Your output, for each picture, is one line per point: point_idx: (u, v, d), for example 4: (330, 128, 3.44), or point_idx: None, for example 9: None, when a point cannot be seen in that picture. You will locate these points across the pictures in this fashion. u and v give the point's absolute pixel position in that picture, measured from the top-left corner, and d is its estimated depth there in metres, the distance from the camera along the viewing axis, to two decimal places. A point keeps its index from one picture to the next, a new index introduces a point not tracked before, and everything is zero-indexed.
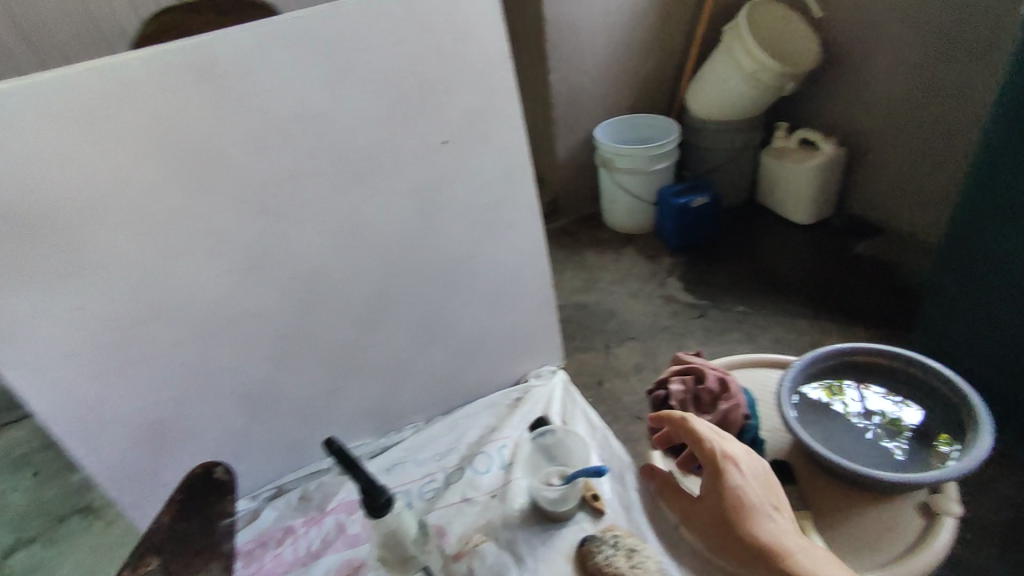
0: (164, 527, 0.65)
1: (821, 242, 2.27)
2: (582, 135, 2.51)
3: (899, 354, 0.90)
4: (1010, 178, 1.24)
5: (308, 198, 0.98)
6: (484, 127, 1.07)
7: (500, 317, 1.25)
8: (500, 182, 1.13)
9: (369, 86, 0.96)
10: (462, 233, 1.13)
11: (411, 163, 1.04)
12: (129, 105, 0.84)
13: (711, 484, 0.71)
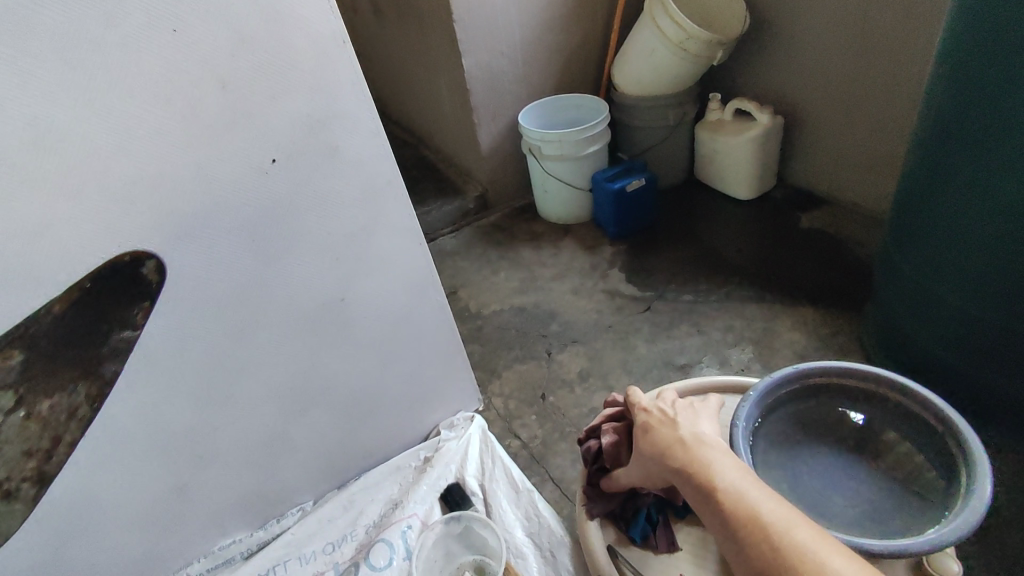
0: (53, 315, 0.71)
1: (764, 218, 2.16)
2: (506, 121, 2.31)
3: (872, 374, 0.77)
4: (963, 142, 1.10)
5: (69, 256, 0.69)
6: (325, 138, 0.81)
7: (390, 368, 1.09)
8: (366, 206, 0.90)
9: (142, 93, 0.66)
10: (322, 280, 0.92)
11: (229, 195, 0.77)
12: None
13: (635, 407, 0.78)
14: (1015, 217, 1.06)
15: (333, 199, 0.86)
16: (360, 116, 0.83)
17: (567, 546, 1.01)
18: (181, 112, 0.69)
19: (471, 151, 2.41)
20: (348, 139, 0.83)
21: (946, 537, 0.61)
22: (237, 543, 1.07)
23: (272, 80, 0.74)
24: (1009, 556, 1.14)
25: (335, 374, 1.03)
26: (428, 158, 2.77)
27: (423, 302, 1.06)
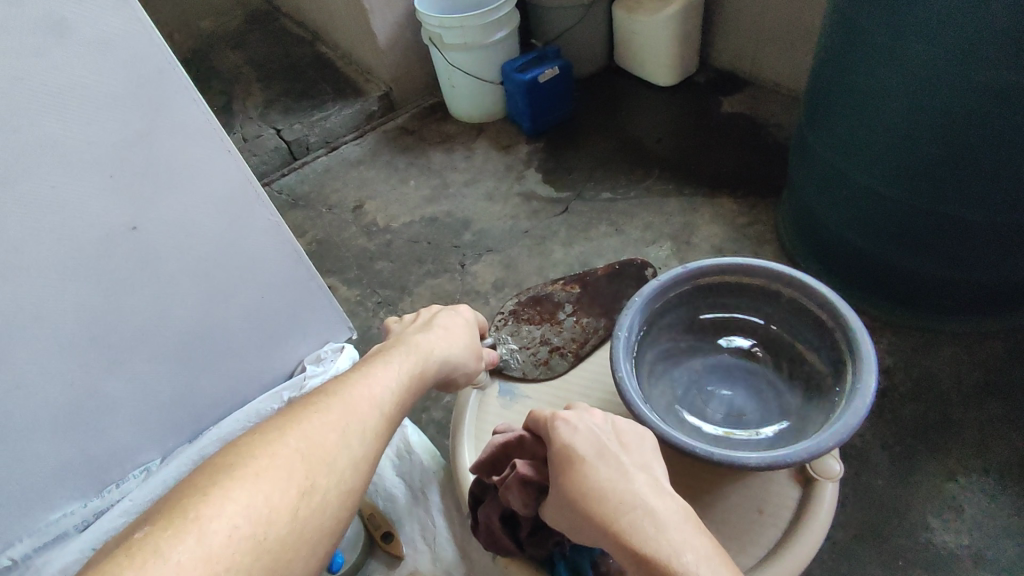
0: (601, 277, 1.08)
1: (684, 104, 2.04)
2: (402, 7, 2.04)
3: (765, 270, 0.70)
4: (876, 0, 0.98)
5: None
6: (31, 4, 0.49)
7: (228, 308, 0.79)
8: (134, 99, 0.58)
9: None
10: (86, 204, 0.59)
11: None
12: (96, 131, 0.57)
13: (556, 438, 0.54)
14: (926, 84, 0.97)
15: (72, 96, 0.54)
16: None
17: (439, 481, 0.89)
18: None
19: (368, 43, 2.13)
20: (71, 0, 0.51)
21: (821, 448, 0.56)
22: (69, 516, 0.76)
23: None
24: (902, 429, 1.18)
25: (149, 338, 0.73)
26: (323, 55, 2.47)
27: (260, 231, 0.76)
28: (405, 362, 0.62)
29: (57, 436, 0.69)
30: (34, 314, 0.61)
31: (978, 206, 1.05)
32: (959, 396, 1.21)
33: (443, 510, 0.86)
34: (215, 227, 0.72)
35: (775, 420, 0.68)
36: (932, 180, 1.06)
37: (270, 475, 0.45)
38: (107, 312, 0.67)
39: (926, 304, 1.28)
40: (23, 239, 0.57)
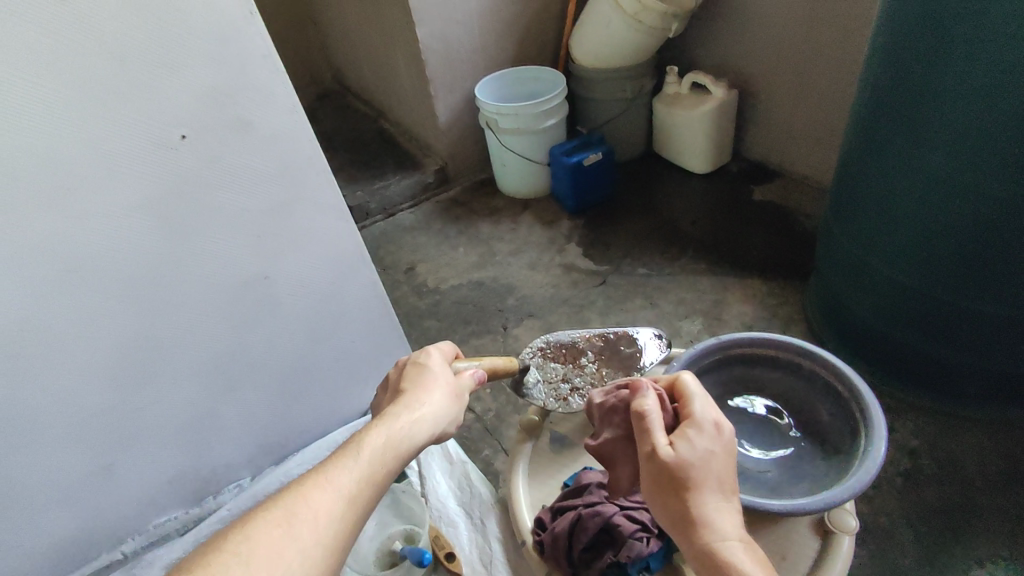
0: None
1: (718, 191, 2.18)
2: (464, 94, 2.27)
3: (786, 345, 0.81)
4: (892, 115, 1.12)
5: (91, 248, 0.69)
6: (231, 113, 0.73)
7: (325, 342, 1.01)
8: (286, 183, 0.82)
9: (36, 58, 0.59)
10: (246, 253, 0.83)
11: (141, 171, 0.69)
12: (252, 201, 0.80)
13: (698, 444, 0.57)
14: (926, 192, 1.12)
15: (244, 175, 0.77)
16: (273, 88, 0.75)
17: (496, 512, 0.97)
18: (70, 97, 0.62)
19: (429, 124, 2.37)
20: (259, 114, 0.75)
21: (838, 499, 0.65)
22: (172, 520, 0.96)
23: (170, 50, 0.66)
24: (929, 511, 1.21)
25: (262, 360, 0.94)
26: (386, 131, 2.72)
27: (352, 283, 0.98)
28: (375, 443, 0.59)
29: (188, 429, 0.90)
30: (191, 331, 0.83)
31: (989, 299, 1.15)
32: (986, 482, 1.24)
33: (499, 538, 0.93)
34: (316, 278, 0.93)
35: (799, 477, 0.75)
36: (949, 275, 1.17)
37: (306, 529, 0.50)
38: (243, 332, 0.89)
39: (950, 391, 1.34)
40: (205, 275, 0.80)
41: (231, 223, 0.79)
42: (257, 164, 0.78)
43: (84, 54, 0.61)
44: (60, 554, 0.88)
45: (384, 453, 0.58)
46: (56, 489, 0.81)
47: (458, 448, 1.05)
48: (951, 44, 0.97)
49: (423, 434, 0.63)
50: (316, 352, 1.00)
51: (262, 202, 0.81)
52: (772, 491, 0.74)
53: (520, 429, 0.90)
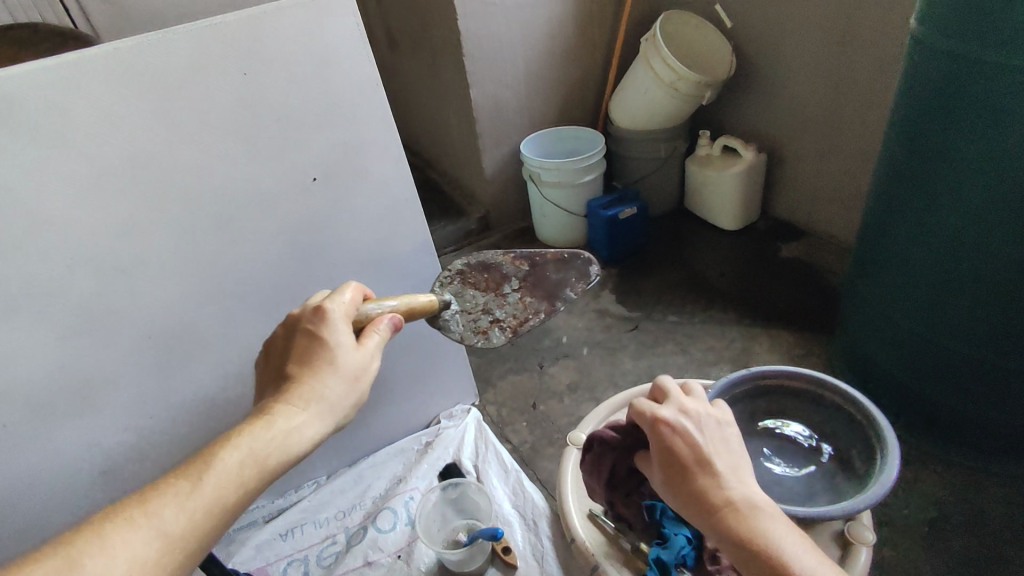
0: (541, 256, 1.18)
1: (748, 247, 2.30)
2: (510, 149, 2.46)
3: (813, 378, 0.91)
4: (911, 182, 1.24)
5: (238, 257, 0.94)
6: (354, 165, 0.97)
7: (402, 359, 1.13)
8: (386, 219, 1.04)
9: (231, 124, 0.84)
10: (348, 271, 1.05)
11: (283, 205, 0.93)
12: (360, 231, 1.03)
13: (662, 440, 0.65)
14: (941, 250, 1.22)
15: (357, 211, 1.01)
16: (387, 146, 0.98)
17: (548, 515, 1.04)
18: (247, 150, 0.87)
19: (476, 175, 2.56)
20: (375, 166, 0.98)
21: (856, 508, 0.73)
22: (261, 508, 1.09)
23: (318, 119, 0.90)
24: (952, 559, 1.25)
25: None
26: (433, 181, 2.93)
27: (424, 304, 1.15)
28: (236, 459, 0.63)
29: None
30: None
31: (1006, 353, 1.22)
32: (1010, 534, 1.28)
33: (551, 536, 1.01)
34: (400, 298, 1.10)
35: (822, 494, 0.84)
36: (966, 329, 1.25)
37: (92, 572, 0.51)
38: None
39: (974, 443, 1.40)
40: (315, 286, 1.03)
41: (337, 247, 1.02)
42: (366, 203, 1.01)
43: (259, 120, 0.86)
44: None
45: (242, 469, 0.63)
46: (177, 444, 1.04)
47: (513, 458, 1.13)
48: (961, 122, 1.10)
49: (299, 443, 0.68)
50: (395, 368, 1.13)
51: (364, 232, 1.03)
52: (795, 504, 0.82)
53: (566, 445, 0.93)
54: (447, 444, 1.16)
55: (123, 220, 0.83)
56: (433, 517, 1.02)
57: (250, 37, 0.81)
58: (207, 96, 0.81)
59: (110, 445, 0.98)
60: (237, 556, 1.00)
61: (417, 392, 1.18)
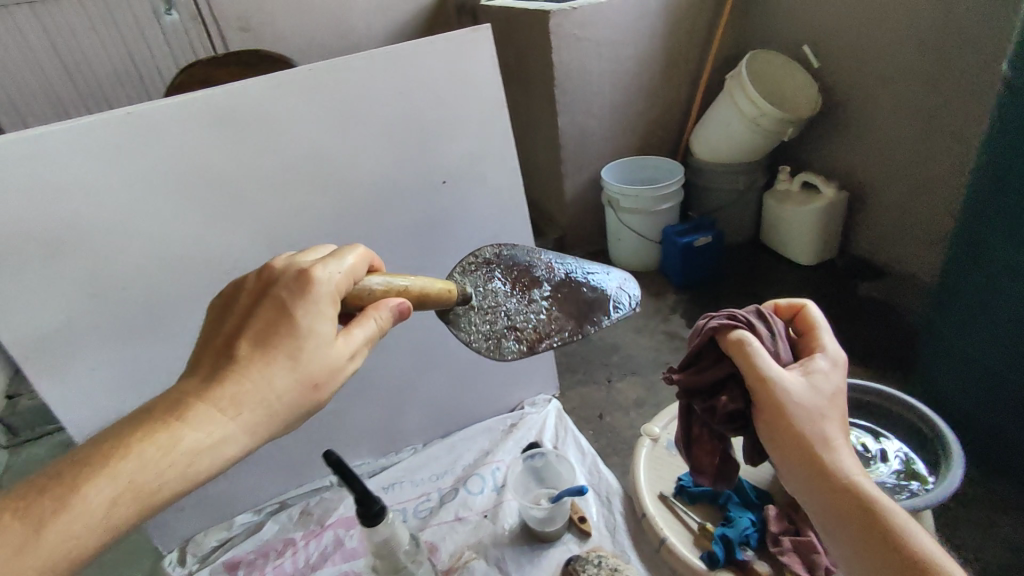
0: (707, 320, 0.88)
1: (824, 283, 2.31)
2: (591, 174, 2.58)
3: (879, 391, 0.99)
4: (995, 219, 1.26)
5: (377, 245, 1.06)
6: (477, 170, 1.10)
7: None
8: (500, 222, 1.15)
9: (382, 128, 0.99)
10: (461, 265, 1.14)
11: (415, 202, 1.06)
12: (478, 228, 1.13)
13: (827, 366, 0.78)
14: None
15: (477, 212, 1.12)
16: (504, 155, 1.11)
17: (621, 495, 1.11)
18: (393, 152, 1.02)
19: (556, 198, 2.69)
20: (494, 172, 1.11)
21: (924, 504, 0.81)
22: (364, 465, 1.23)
23: (451, 128, 1.05)
24: None
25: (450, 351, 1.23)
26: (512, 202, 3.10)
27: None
28: (132, 476, 0.56)
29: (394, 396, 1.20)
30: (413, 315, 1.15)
31: None
32: None
33: (624, 513, 1.07)
34: None
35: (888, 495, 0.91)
36: None
37: None
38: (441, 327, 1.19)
39: None
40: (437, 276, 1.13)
41: (453, 241, 1.12)
42: (483, 204, 1.13)
43: (407, 127, 1.01)
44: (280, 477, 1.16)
45: (138, 486, 0.56)
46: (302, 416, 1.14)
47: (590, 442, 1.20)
48: None
49: (218, 453, 0.61)
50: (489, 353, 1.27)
51: (486, 231, 1.15)
52: None
53: (640, 435, 1.02)
54: (531, 426, 1.26)
55: (289, 204, 0.97)
56: (517, 483, 1.11)
57: (404, 60, 0.98)
58: (370, 107, 0.97)
59: None
60: (342, 502, 1.10)
61: (505, 380, 1.31)
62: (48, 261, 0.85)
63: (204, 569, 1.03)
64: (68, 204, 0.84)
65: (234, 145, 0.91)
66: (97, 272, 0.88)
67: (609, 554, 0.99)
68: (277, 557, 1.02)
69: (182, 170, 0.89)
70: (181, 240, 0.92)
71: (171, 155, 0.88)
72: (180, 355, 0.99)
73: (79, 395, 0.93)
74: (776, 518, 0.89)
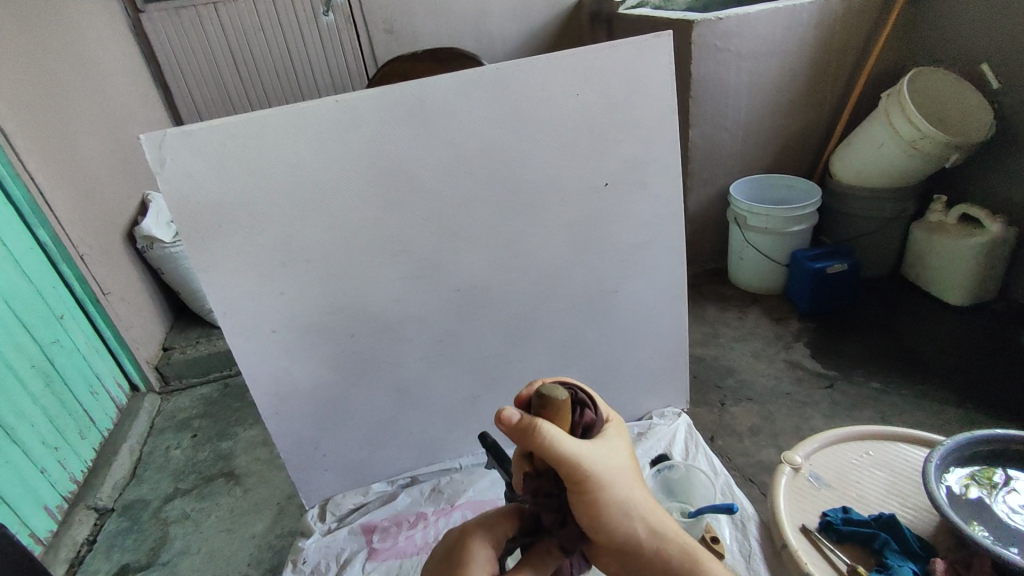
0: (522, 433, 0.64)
1: (979, 327, 2.08)
2: (719, 189, 2.49)
3: None
4: None
5: (529, 241, 1.09)
6: (640, 175, 1.09)
7: (632, 353, 1.25)
8: (653, 231, 1.14)
9: (552, 130, 1.02)
10: (609, 267, 1.15)
11: (575, 201, 1.08)
12: (630, 231, 1.13)
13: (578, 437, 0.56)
14: None
15: (632, 217, 1.12)
16: (669, 163, 1.10)
17: (756, 520, 1.04)
18: (556, 152, 1.04)
19: None
20: (655, 179, 1.10)
21: None
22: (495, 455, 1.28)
23: (619, 133, 1.05)
24: None
25: (589, 352, 1.21)
26: None
27: (667, 309, 1.23)
28: None
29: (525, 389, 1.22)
30: (551, 313, 1.15)
31: None
32: None
33: (759, 537, 1.01)
34: (643, 300, 1.20)
35: None
36: None
37: None
38: (579, 328, 1.19)
39: None
40: (580, 276, 1.14)
41: (600, 242, 1.12)
42: (640, 209, 1.12)
43: (578, 130, 1.03)
44: (407, 452, 1.22)
45: None
46: (439, 400, 1.18)
47: (721, 460, 1.17)
48: None
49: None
50: (624, 361, 1.25)
51: (638, 236, 1.14)
52: None
53: (781, 461, 0.98)
54: (659, 436, 1.25)
55: (459, 194, 1.02)
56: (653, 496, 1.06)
57: (584, 64, 1.00)
58: (545, 109, 1.01)
59: (399, 386, 1.15)
60: (471, 487, 1.18)
61: (636, 389, 1.29)
62: (250, 227, 0.96)
63: (342, 528, 1.14)
64: (277, 180, 0.94)
65: (420, 138, 0.97)
66: (288, 242, 0.98)
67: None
68: (410, 528, 1.11)
69: (370, 156, 0.96)
70: (356, 220, 0.99)
71: (365, 142, 0.95)
72: (339, 327, 1.06)
73: (249, 352, 1.03)
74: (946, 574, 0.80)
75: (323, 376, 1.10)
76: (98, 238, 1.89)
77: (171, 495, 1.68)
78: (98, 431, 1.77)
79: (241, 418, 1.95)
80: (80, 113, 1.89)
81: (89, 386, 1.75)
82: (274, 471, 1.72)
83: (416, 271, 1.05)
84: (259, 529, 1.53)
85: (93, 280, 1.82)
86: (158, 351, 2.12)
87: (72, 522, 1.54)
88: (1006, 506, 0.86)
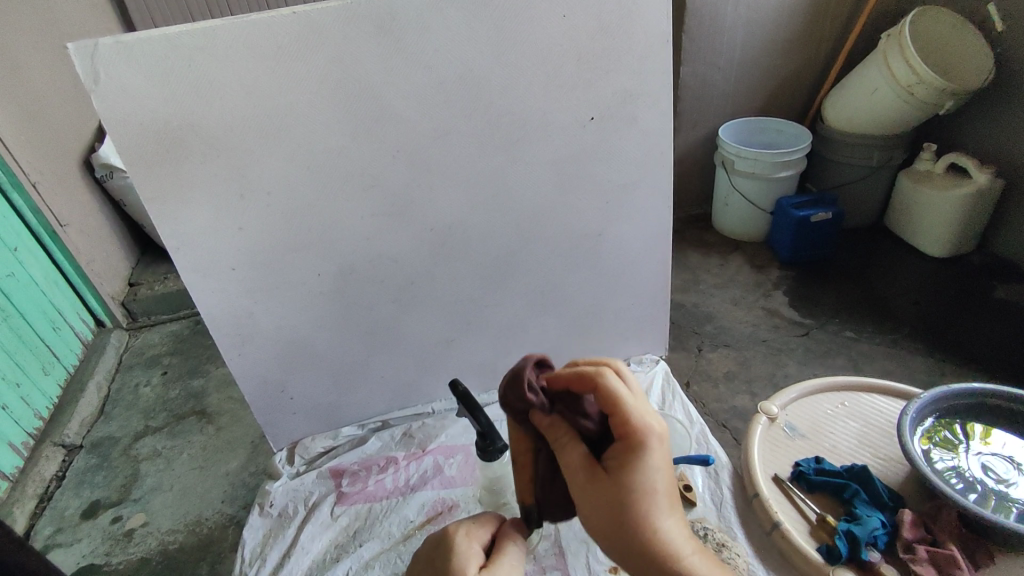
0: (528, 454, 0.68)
1: (955, 278, 2.09)
2: (708, 131, 2.41)
3: None
4: None
5: (508, 177, 1.02)
6: (629, 109, 1.02)
7: (612, 298, 1.22)
8: (640, 171, 1.08)
9: (535, 56, 0.94)
10: (592, 207, 1.09)
11: (557, 136, 1.01)
12: (616, 170, 1.07)
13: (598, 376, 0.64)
14: None
15: (617, 155, 1.06)
16: (660, 98, 1.03)
17: (729, 468, 1.03)
18: (540, 80, 0.96)
19: None
20: (645, 115, 1.04)
21: None
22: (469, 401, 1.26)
23: (609, 61, 0.97)
24: None
25: (567, 296, 1.18)
26: None
27: (650, 253, 1.19)
28: None
29: (502, 332, 1.19)
30: (530, 256, 1.11)
31: None
32: None
33: (730, 486, 1.00)
34: (626, 244, 1.16)
35: None
36: None
37: None
38: (558, 271, 1.15)
39: None
40: (562, 216, 1.08)
41: (584, 181, 1.06)
42: (628, 148, 1.06)
43: (563, 57, 0.95)
44: (380, 394, 1.19)
45: None
46: (413, 342, 1.15)
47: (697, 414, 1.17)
48: None
49: None
50: (603, 306, 1.22)
51: (622, 176, 1.08)
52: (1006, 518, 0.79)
53: (757, 412, 0.98)
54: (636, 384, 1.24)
55: (433, 126, 0.95)
56: None
57: None
58: (527, 31, 0.92)
59: (370, 327, 1.10)
60: (443, 431, 1.16)
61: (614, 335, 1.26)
62: (203, 154, 0.88)
63: (310, 472, 1.12)
64: (231, 103, 0.86)
65: (390, 61, 0.89)
66: (244, 173, 0.90)
67: (715, 528, 0.94)
68: (379, 473, 1.10)
69: (335, 79, 0.88)
70: (320, 149, 0.92)
71: (329, 62, 0.87)
72: (304, 263, 1.00)
73: (208, 290, 0.98)
74: (912, 524, 0.81)
75: (289, 317, 1.05)
76: (51, 165, 1.77)
77: (142, 432, 1.65)
78: (63, 366, 1.71)
79: (211, 356, 1.90)
80: (23, 25, 1.72)
81: (50, 321, 1.68)
82: (244, 410, 1.69)
83: (387, 207, 0.99)
84: (232, 467, 1.52)
85: (47, 210, 1.72)
86: (123, 286, 2.03)
87: (39, 459, 1.51)
88: (968, 459, 0.87)
